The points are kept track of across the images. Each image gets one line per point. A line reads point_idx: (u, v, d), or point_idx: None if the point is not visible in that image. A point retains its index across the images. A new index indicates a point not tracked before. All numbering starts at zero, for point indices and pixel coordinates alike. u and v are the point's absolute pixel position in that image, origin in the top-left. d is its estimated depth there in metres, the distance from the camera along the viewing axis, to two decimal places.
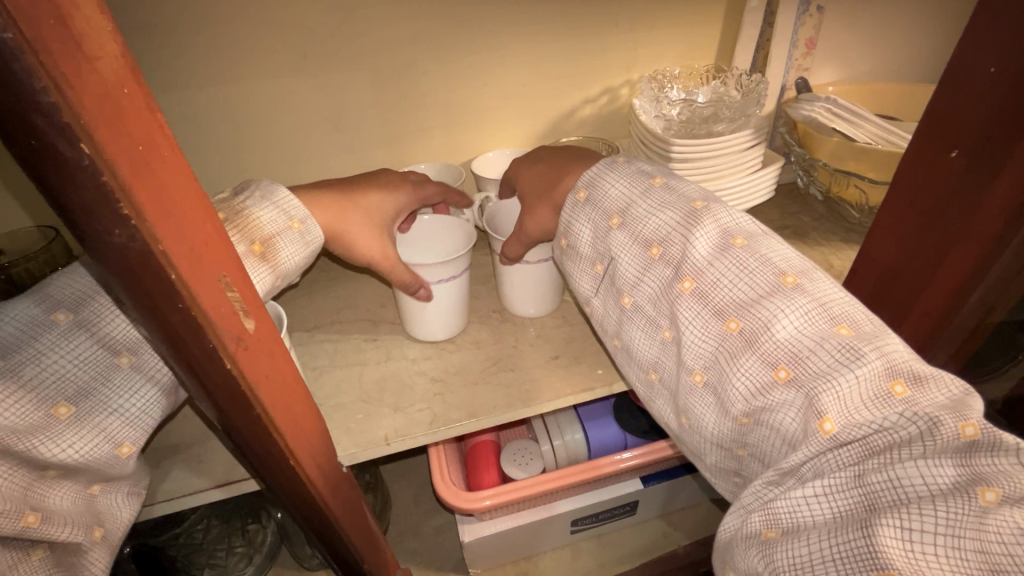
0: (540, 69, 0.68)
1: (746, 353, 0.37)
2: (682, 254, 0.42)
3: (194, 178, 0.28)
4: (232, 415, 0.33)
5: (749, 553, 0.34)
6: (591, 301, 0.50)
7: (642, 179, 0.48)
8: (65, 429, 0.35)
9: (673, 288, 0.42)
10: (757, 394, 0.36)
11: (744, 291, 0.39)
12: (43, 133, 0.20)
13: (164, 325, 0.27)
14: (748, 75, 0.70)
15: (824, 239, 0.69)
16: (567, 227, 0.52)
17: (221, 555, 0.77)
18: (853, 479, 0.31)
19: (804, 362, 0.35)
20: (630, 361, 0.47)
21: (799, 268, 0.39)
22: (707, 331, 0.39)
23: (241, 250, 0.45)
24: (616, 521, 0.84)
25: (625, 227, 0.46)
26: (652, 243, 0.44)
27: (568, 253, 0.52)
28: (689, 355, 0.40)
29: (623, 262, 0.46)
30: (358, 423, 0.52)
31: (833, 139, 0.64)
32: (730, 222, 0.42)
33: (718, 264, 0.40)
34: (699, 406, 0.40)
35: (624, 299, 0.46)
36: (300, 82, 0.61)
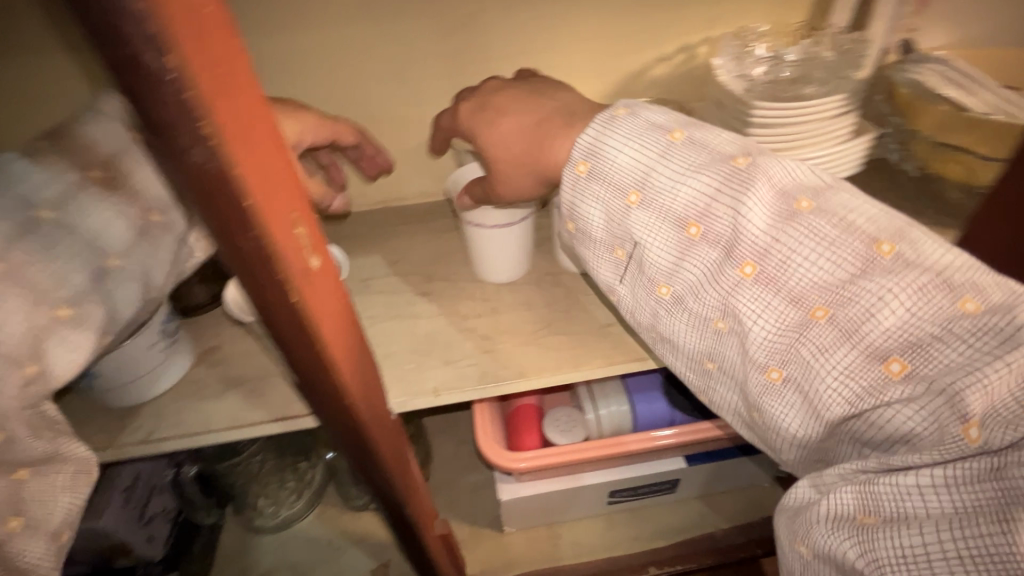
0: (614, 21, 0.64)
1: (842, 345, 0.37)
2: (733, 235, 0.40)
3: (269, 109, 0.27)
4: (296, 347, 0.34)
5: (839, 535, 0.36)
6: (617, 289, 0.49)
7: (658, 137, 0.44)
8: None
9: (730, 275, 0.41)
10: (864, 392, 0.37)
11: (829, 276, 0.38)
12: (131, 42, 0.19)
13: (236, 252, 0.27)
14: (846, 33, 0.63)
15: (915, 221, 0.63)
16: (572, 210, 0.48)
17: (273, 488, 0.83)
18: (989, 472, 0.31)
19: (920, 351, 0.35)
20: (677, 351, 0.47)
21: (893, 231, 0.37)
22: (784, 319, 0.39)
23: (72, 179, 0.41)
24: (655, 497, 0.83)
25: (648, 205, 0.44)
26: (689, 222, 0.42)
27: (580, 237, 0.49)
28: (760, 350, 0.40)
29: (652, 247, 0.44)
30: (408, 372, 0.53)
31: (939, 108, 0.58)
32: (789, 180, 0.41)
33: (785, 237, 0.39)
34: (776, 403, 0.41)
35: (662, 289, 0.45)
36: (367, 30, 0.60)
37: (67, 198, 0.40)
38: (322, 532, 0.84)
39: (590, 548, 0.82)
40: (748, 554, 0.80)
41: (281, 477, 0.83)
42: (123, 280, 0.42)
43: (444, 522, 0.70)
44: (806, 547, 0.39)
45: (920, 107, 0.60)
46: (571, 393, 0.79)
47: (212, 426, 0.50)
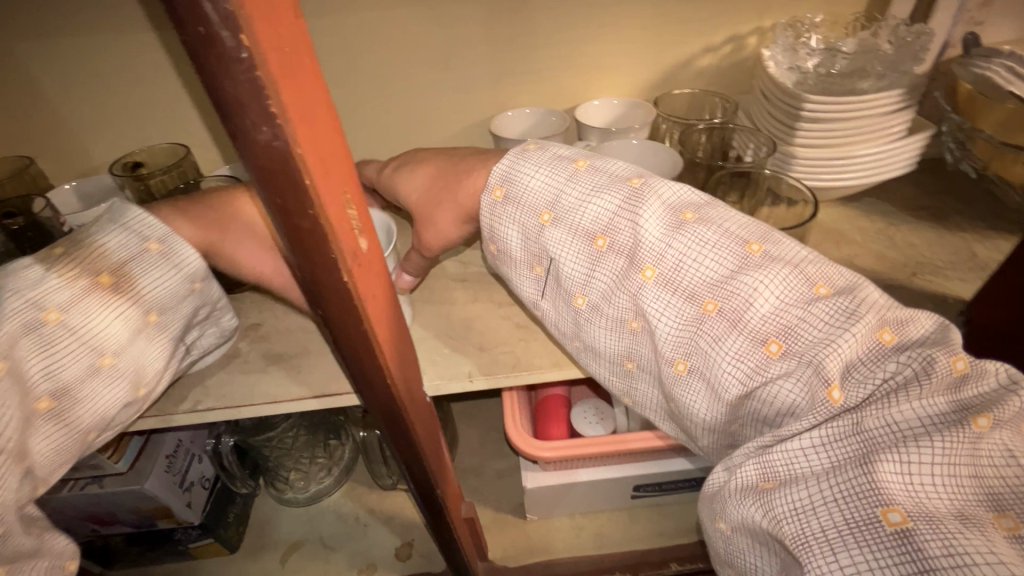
0: (660, 9, 0.62)
1: (731, 333, 0.37)
2: (634, 242, 0.40)
3: (325, 90, 0.28)
4: (343, 328, 0.34)
5: (745, 503, 0.35)
6: (541, 305, 0.48)
7: (564, 164, 0.45)
8: None
9: (633, 279, 0.41)
10: (753, 375, 0.36)
11: (714, 273, 0.38)
12: (211, 21, 0.20)
13: (293, 231, 0.28)
14: (907, 25, 0.61)
15: (969, 225, 0.61)
16: (492, 233, 0.47)
17: (304, 463, 0.87)
18: (851, 426, 0.33)
19: (790, 331, 0.36)
20: (598, 356, 0.46)
21: (759, 234, 0.39)
22: (683, 316, 0.39)
23: (81, 286, 0.39)
24: (678, 494, 0.83)
25: (560, 222, 0.43)
26: (596, 235, 0.42)
27: (502, 259, 0.48)
28: (667, 345, 0.40)
29: (566, 261, 0.44)
30: (443, 356, 0.53)
31: (1006, 105, 0.55)
32: (672, 197, 0.41)
33: (675, 244, 0.39)
34: (686, 395, 0.40)
35: (579, 300, 0.44)
36: (412, 17, 0.60)
37: (76, 304, 0.39)
38: (350, 508, 0.86)
39: (614, 541, 0.83)
40: None
41: (311, 453, 0.87)
42: (117, 378, 0.42)
43: (470, 506, 0.71)
44: (725, 522, 0.38)
45: (984, 104, 0.57)
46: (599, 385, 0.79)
47: (256, 399, 0.52)
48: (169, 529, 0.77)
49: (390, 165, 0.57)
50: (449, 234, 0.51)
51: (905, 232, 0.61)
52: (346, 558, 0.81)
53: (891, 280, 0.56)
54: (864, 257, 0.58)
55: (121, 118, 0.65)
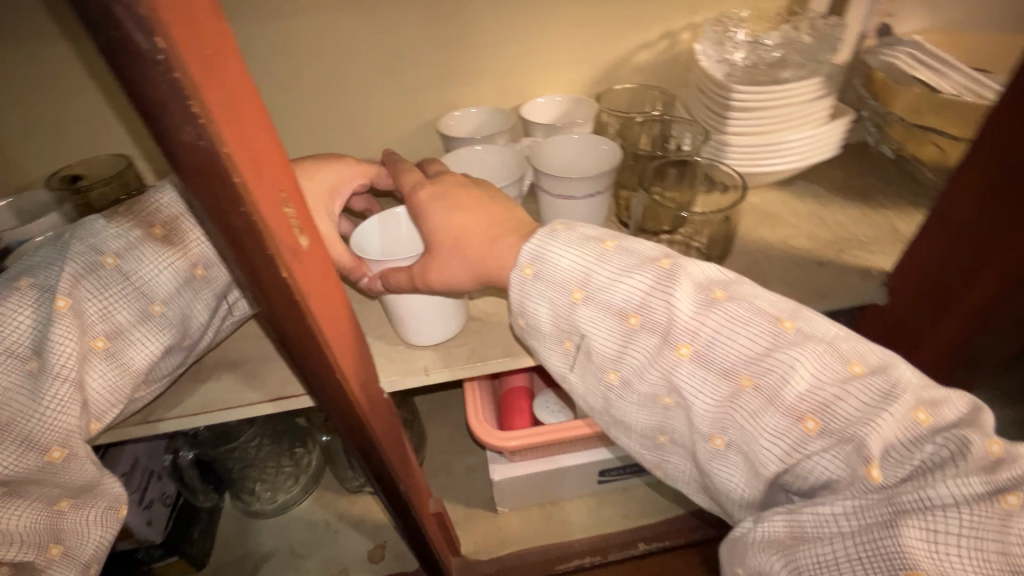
0: (596, 8, 0.65)
1: (768, 411, 0.35)
2: (668, 320, 0.38)
3: (255, 93, 0.29)
4: (288, 325, 0.35)
5: (765, 557, 0.35)
6: (569, 378, 0.45)
7: (591, 245, 0.42)
8: (24, 457, 0.37)
9: (668, 357, 0.38)
10: (792, 452, 0.35)
11: (749, 351, 0.36)
12: (122, 24, 0.20)
13: (228, 229, 0.28)
14: (824, 18, 0.65)
15: (890, 202, 0.65)
16: (520, 307, 0.44)
17: (271, 472, 0.85)
18: (883, 498, 0.32)
19: (830, 409, 0.34)
20: (629, 431, 0.43)
21: (791, 310, 0.37)
22: (718, 393, 0.37)
23: (136, 235, 0.44)
24: (643, 475, 0.86)
25: (591, 301, 0.41)
26: (627, 313, 0.39)
27: (530, 332, 0.45)
28: (704, 422, 0.38)
29: (597, 338, 0.41)
30: (400, 352, 0.54)
31: (913, 90, 0.59)
32: (701, 275, 0.39)
33: (709, 323, 0.37)
34: (724, 471, 0.38)
35: (611, 376, 0.41)
36: (354, 20, 0.61)
37: (130, 250, 0.43)
38: (320, 515, 0.85)
39: (583, 526, 0.84)
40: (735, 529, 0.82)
41: (277, 462, 0.85)
42: (164, 325, 0.45)
43: (438, 502, 0.72)
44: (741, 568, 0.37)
45: (895, 89, 0.61)
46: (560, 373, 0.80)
47: (210, 407, 0.51)
48: (130, 551, 0.74)
49: (426, 185, 0.49)
50: (457, 286, 0.47)
51: (833, 211, 0.65)
52: (318, 565, 0.80)
53: (821, 256, 0.59)
54: (796, 236, 0.62)
55: (58, 130, 0.64)
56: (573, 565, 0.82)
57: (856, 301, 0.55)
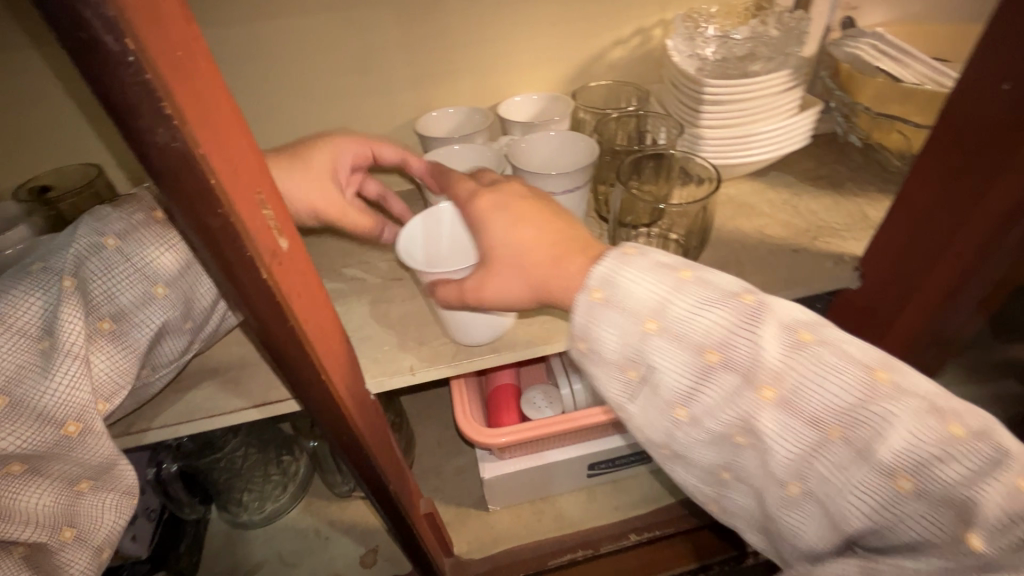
0: (569, 6, 0.66)
1: (860, 466, 0.32)
2: (750, 360, 0.34)
3: (227, 92, 0.29)
4: (271, 328, 0.34)
5: None
6: (625, 410, 0.41)
7: (666, 272, 0.39)
8: (42, 429, 0.38)
9: (749, 399, 0.34)
10: (880, 510, 0.32)
11: (841, 401, 0.33)
12: (91, 26, 0.20)
13: (205, 232, 0.28)
14: (790, 12, 0.66)
15: (859, 189, 0.67)
16: (581, 332, 0.40)
17: (258, 482, 0.84)
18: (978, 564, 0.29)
19: (931, 471, 0.30)
20: (688, 470, 0.40)
21: (884, 360, 0.34)
22: (802, 443, 0.33)
23: (138, 219, 0.45)
24: (632, 467, 0.87)
25: (665, 333, 0.37)
26: (705, 348, 0.36)
27: (588, 357, 0.41)
28: (782, 471, 0.34)
29: (666, 372, 0.37)
30: (385, 353, 0.54)
31: (877, 80, 0.61)
32: (786, 314, 0.36)
33: (797, 368, 0.34)
34: (795, 520, 0.35)
35: (677, 415, 0.38)
36: (327, 23, 0.61)
37: (131, 232, 0.44)
38: (309, 523, 0.84)
39: (574, 521, 0.85)
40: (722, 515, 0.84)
41: (264, 471, 0.84)
42: (169, 305, 0.45)
43: (429, 502, 0.72)
44: None
45: (861, 78, 0.63)
46: (546, 369, 0.81)
47: (194, 416, 0.51)
48: None
49: (484, 194, 0.48)
50: (516, 300, 0.45)
51: (806, 200, 0.66)
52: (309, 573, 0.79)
53: (795, 244, 0.61)
54: (771, 225, 0.63)
55: (24, 141, 0.62)
56: (564, 560, 0.81)
57: (830, 287, 0.57)
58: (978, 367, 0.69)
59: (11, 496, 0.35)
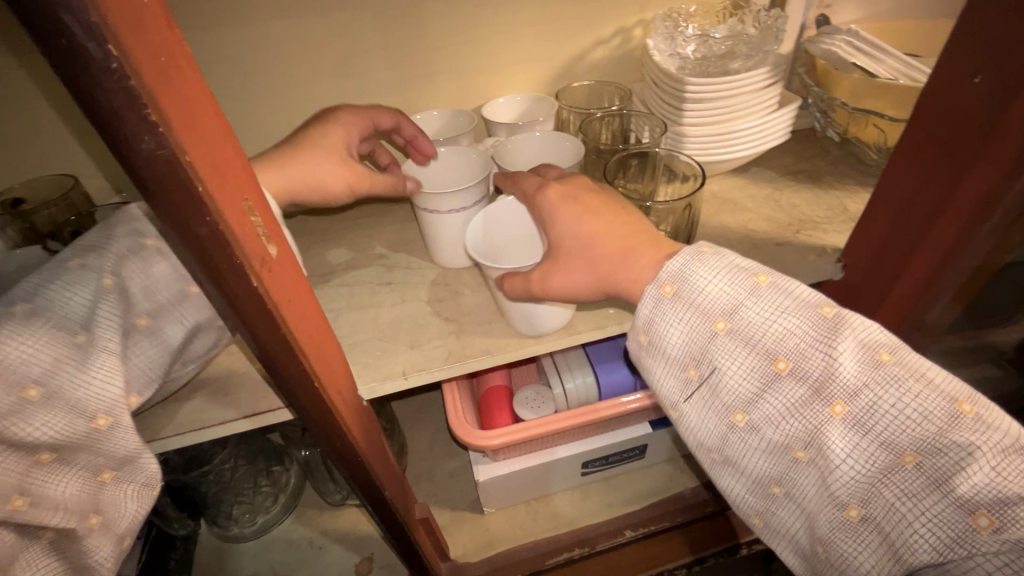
0: (550, 7, 0.66)
1: (931, 492, 0.34)
2: (824, 374, 0.37)
3: (209, 95, 0.28)
4: (262, 336, 0.34)
5: None
6: (681, 407, 0.45)
7: (746, 277, 0.42)
8: (76, 423, 0.38)
9: (818, 410, 0.37)
10: (951, 545, 0.33)
11: (920, 429, 0.35)
12: (72, 32, 0.20)
13: (193, 240, 0.28)
14: (767, 11, 0.68)
15: (838, 183, 0.68)
16: (648, 324, 0.45)
17: (248, 493, 0.83)
18: None
19: (1011, 510, 0.31)
20: (739, 475, 0.43)
21: (970, 394, 0.35)
22: (869, 459, 0.36)
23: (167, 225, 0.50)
24: (625, 464, 0.87)
25: (736, 336, 0.41)
26: (777, 356, 0.39)
27: (650, 349, 0.45)
28: (842, 488, 0.37)
29: (733, 376, 0.41)
30: (376, 358, 0.54)
31: (853, 75, 0.63)
32: (867, 335, 0.38)
33: (874, 387, 0.36)
34: (849, 542, 0.38)
35: (736, 416, 0.41)
36: (308, 26, 0.60)
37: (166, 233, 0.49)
38: (302, 533, 0.83)
39: (569, 520, 0.85)
40: (715, 507, 0.85)
41: (254, 483, 0.83)
42: (198, 305, 0.49)
43: (424, 507, 0.71)
44: None
45: (837, 74, 0.65)
46: (537, 369, 0.81)
47: (183, 429, 0.50)
48: None
49: (551, 187, 0.50)
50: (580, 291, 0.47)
51: (787, 195, 0.68)
52: None
53: (779, 237, 0.62)
54: (754, 220, 0.64)
55: None
56: (561, 559, 0.81)
57: (813, 279, 0.58)
58: (956, 353, 0.71)
59: (40, 483, 0.36)
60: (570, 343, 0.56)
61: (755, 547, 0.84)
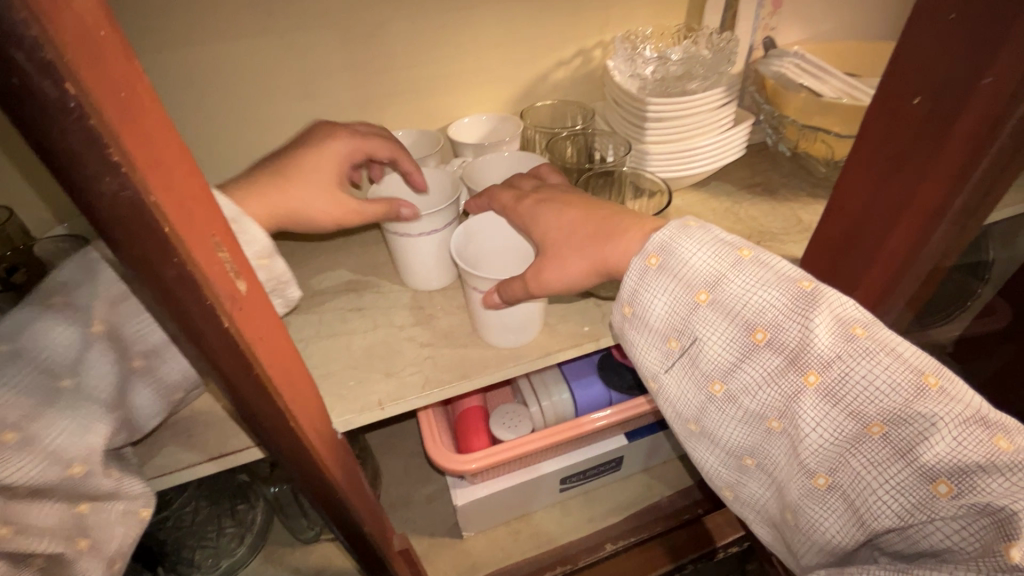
0: (513, 29, 0.67)
1: (895, 462, 0.35)
2: (800, 346, 0.38)
3: (173, 128, 0.27)
4: (232, 376, 0.32)
5: None
6: (661, 378, 0.46)
7: (727, 250, 0.43)
8: (50, 468, 0.35)
9: (791, 380, 0.38)
10: (913, 511, 0.34)
11: (888, 400, 0.35)
12: (25, 71, 0.18)
13: (158, 283, 0.26)
14: (718, 33, 0.70)
15: (792, 195, 0.72)
16: (631, 294, 0.45)
17: (212, 537, 0.78)
18: None
19: (972, 478, 0.33)
20: (714, 445, 0.44)
21: (936, 366, 0.36)
22: (839, 430, 0.37)
23: None
24: (603, 477, 0.88)
25: (716, 307, 0.41)
26: (755, 327, 0.40)
27: (633, 321, 0.46)
28: (812, 458, 0.38)
29: (713, 346, 0.41)
30: (351, 389, 0.52)
31: (800, 94, 0.66)
32: (841, 308, 0.39)
33: (847, 359, 0.37)
34: (817, 508, 0.39)
35: (714, 387, 0.42)
36: (267, 49, 0.59)
37: None
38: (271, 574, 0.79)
39: (550, 538, 0.85)
40: (692, 515, 0.85)
41: (218, 525, 0.79)
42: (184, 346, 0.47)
43: (402, 538, 0.69)
44: None
45: (786, 93, 0.68)
46: (512, 388, 0.80)
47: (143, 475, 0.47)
48: None
49: (533, 198, 0.54)
50: (571, 277, 0.49)
51: (746, 208, 0.70)
52: None
53: None
54: None
55: None
56: None
57: None
58: None
59: (22, 511, 0.34)
60: (547, 362, 0.55)
61: (731, 550, 0.83)
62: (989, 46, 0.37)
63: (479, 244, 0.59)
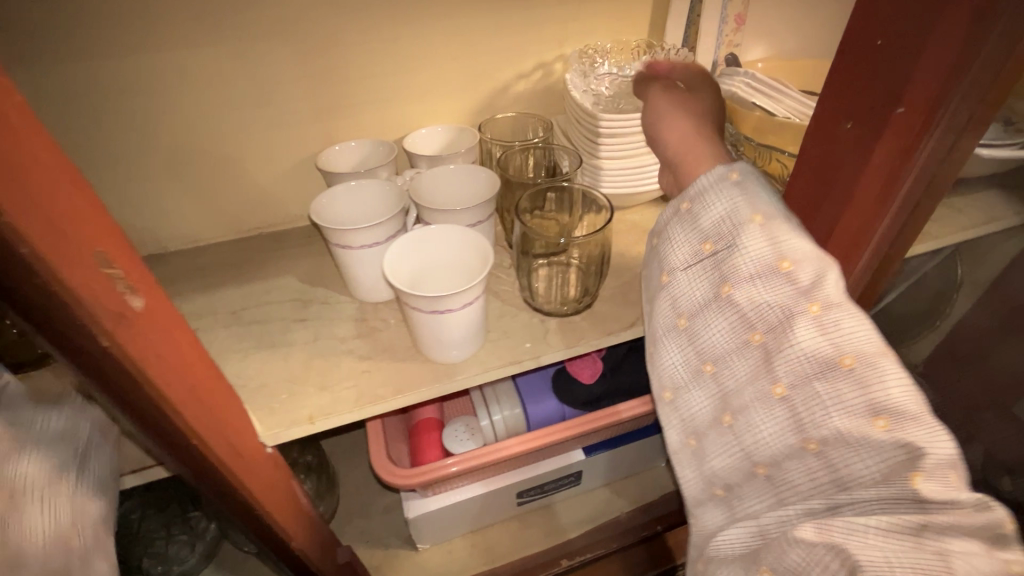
0: (470, 42, 0.67)
1: (854, 394, 0.34)
2: (816, 279, 0.36)
3: (52, 145, 0.26)
4: (122, 392, 0.32)
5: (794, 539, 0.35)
6: (674, 274, 0.43)
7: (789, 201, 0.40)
8: None
9: (795, 300, 0.36)
10: (850, 439, 0.34)
11: (870, 344, 0.34)
12: None
13: (27, 300, 0.26)
14: (677, 50, 0.70)
15: None
16: (697, 191, 0.42)
17: (159, 544, 0.78)
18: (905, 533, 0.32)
19: (910, 423, 0.32)
20: (687, 345, 0.42)
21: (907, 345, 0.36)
22: (815, 355, 0.35)
23: None
24: (562, 491, 0.87)
25: (764, 227, 0.38)
26: (785, 254, 0.37)
27: (682, 217, 0.42)
28: (784, 365, 0.36)
29: (741, 257, 0.38)
30: (283, 402, 0.51)
31: (754, 113, 0.66)
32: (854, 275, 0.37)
33: (850, 305, 0.35)
34: (763, 415, 0.38)
35: (721, 290, 0.39)
36: (217, 57, 0.58)
37: None
38: None
39: (505, 552, 0.84)
40: (649, 532, 0.84)
41: (167, 532, 0.79)
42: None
43: (348, 550, 0.68)
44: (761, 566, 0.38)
45: (741, 112, 0.68)
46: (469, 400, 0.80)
47: None
48: None
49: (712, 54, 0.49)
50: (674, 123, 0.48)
51: None
52: None
53: None
54: None
55: None
56: None
57: None
58: None
59: None
60: (485, 378, 0.55)
61: None
62: (903, 73, 0.35)
63: (421, 257, 0.57)
